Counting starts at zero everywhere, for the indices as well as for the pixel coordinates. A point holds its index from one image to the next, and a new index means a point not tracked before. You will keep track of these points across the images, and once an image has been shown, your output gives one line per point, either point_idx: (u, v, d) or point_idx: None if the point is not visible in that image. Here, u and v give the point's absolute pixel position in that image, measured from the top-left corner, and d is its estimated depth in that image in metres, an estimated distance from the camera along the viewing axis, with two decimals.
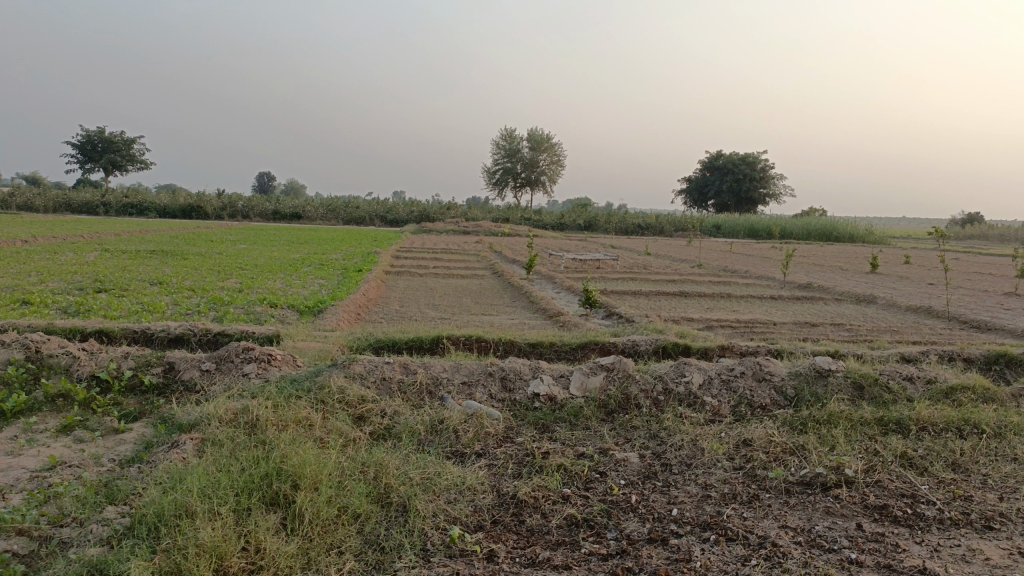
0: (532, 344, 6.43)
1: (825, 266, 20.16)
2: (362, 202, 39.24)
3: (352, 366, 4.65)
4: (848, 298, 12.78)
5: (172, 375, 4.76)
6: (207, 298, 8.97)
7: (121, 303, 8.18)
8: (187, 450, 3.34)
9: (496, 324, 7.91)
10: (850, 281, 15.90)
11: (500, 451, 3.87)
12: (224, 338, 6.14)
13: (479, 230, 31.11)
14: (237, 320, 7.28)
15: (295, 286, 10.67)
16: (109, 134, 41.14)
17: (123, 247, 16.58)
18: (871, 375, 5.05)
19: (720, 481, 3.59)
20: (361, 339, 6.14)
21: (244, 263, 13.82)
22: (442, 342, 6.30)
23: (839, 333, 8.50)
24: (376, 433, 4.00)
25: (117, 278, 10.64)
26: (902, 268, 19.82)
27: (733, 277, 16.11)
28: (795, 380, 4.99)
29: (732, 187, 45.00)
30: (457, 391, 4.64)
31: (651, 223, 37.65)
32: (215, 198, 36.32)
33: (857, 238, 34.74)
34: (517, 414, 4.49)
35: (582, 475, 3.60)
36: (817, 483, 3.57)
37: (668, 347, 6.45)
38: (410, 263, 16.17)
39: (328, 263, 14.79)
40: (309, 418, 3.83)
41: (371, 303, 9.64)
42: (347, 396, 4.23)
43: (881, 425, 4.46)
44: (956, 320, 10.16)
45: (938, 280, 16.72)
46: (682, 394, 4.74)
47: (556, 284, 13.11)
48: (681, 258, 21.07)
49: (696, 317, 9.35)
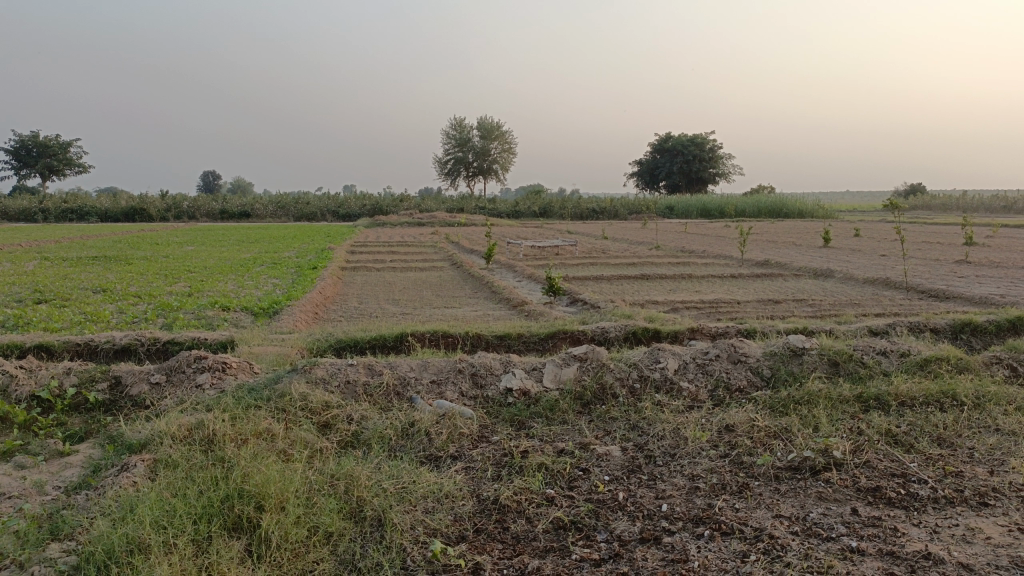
0: (500, 336, 6.24)
1: (780, 242, 20.39)
2: (313, 198, 38.48)
3: (314, 370, 4.41)
4: (806, 273, 12.89)
5: (119, 391, 4.43)
6: (155, 304, 8.56)
7: (62, 314, 7.74)
8: (139, 473, 3.08)
9: (460, 317, 7.69)
10: (806, 256, 16.08)
11: (477, 452, 3.68)
12: (174, 346, 5.81)
13: (434, 222, 30.75)
14: (188, 327, 6.92)
15: (248, 288, 10.28)
16: (44, 138, 39.58)
17: (64, 254, 15.89)
18: (845, 351, 4.99)
19: (707, 471, 3.45)
20: (321, 341, 5.87)
21: (193, 266, 13.33)
22: (406, 339, 6.07)
23: (804, 309, 8.50)
24: (344, 441, 3.78)
25: (57, 287, 10.11)
26: (853, 241, 20.16)
27: (692, 257, 16.16)
28: (770, 360, 4.90)
29: (682, 168, 45.37)
30: (426, 390, 4.43)
31: (606, 207, 37.73)
32: (160, 200, 35.21)
33: (806, 214, 35.34)
34: (490, 411, 4.31)
35: (565, 473, 3.43)
36: (805, 467, 3.46)
37: (638, 333, 6.33)
38: (366, 258, 15.83)
39: (280, 262, 14.37)
40: (271, 429, 3.58)
41: (328, 302, 9.33)
42: (310, 403, 4.00)
43: (860, 402, 4.40)
44: (914, 290, 10.29)
45: (889, 251, 17.05)
46: (659, 381, 4.62)
47: (517, 272, 12.94)
48: (638, 241, 21.07)
49: (661, 300, 9.28)
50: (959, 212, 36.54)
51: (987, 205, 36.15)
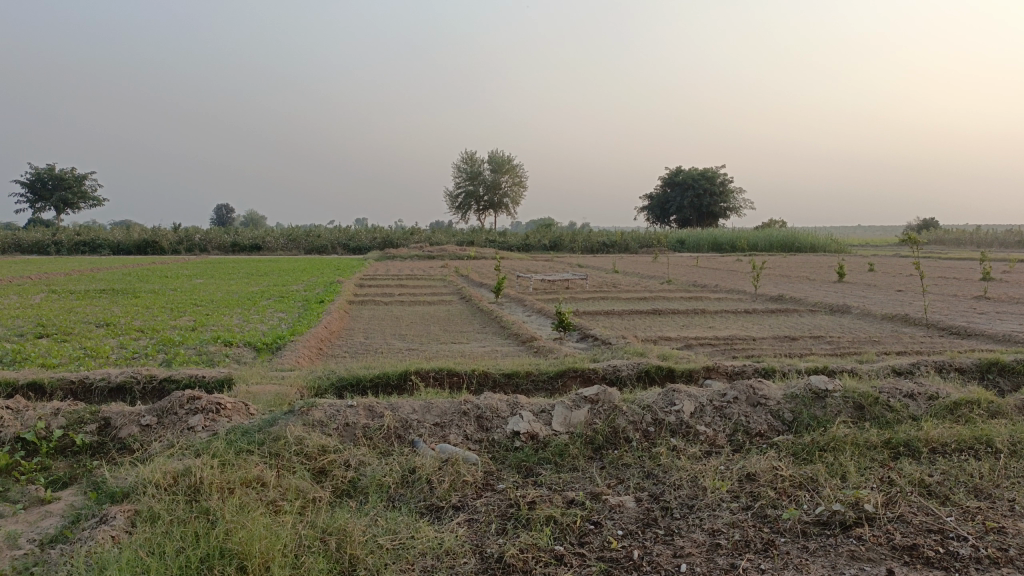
0: (508, 375, 6.01)
1: (794, 276, 20.15)
2: (323, 231, 38.60)
3: (311, 412, 4.20)
4: (822, 308, 12.62)
5: (108, 433, 4.24)
6: (157, 339, 8.40)
7: (62, 349, 7.59)
8: (118, 525, 2.87)
9: (467, 354, 7.49)
10: (820, 291, 15.82)
11: (481, 503, 3.45)
12: (171, 384, 5.63)
13: (444, 255, 30.65)
14: (188, 363, 6.74)
15: (253, 322, 10.13)
16: (59, 171, 40.03)
17: (72, 287, 15.85)
18: (871, 394, 4.74)
19: (729, 526, 3.20)
20: (322, 379, 5.67)
21: (200, 299, 13.24)
22: (410, 378, 5.87)
23: (822, 346, 8.24)
24: (340, 489, 3.56)
25: (61, 321, 9.99)
26: (867, 276, 19.89)
27: (704, 292, 15.94)
28: (791, 403, 4.65)
29: (693, 202, 45.32)
30: (429, 433, 4.21)
31: (616, 240, 37.60)
32: (172, 232, 35.38)
33: (818, 248, 35.07)
34: (496, 456, 4.07)
35: (575, 527, 3.19)
36: (835, 522, 3.21)
37: (651, 372, 6.09)
38: (374, 292, 15.68)
39: (288, 295, 14.25)
40: (261, 477, 3.38)
41: (334, 337, 9.16)
42: (305, 447, 3.78)
43: (889, 449, 4.14)
44: (934, 327, 10.01)
45: (906, 286, 16.77)
46: (675, 424, 4.37)
47: (527, 307, 12.74)
48: (649, 275, 20.88)
49: (674, 336, 9.04)
50: (974, 247, 36.20)
51: (1001, 239, 35.82)
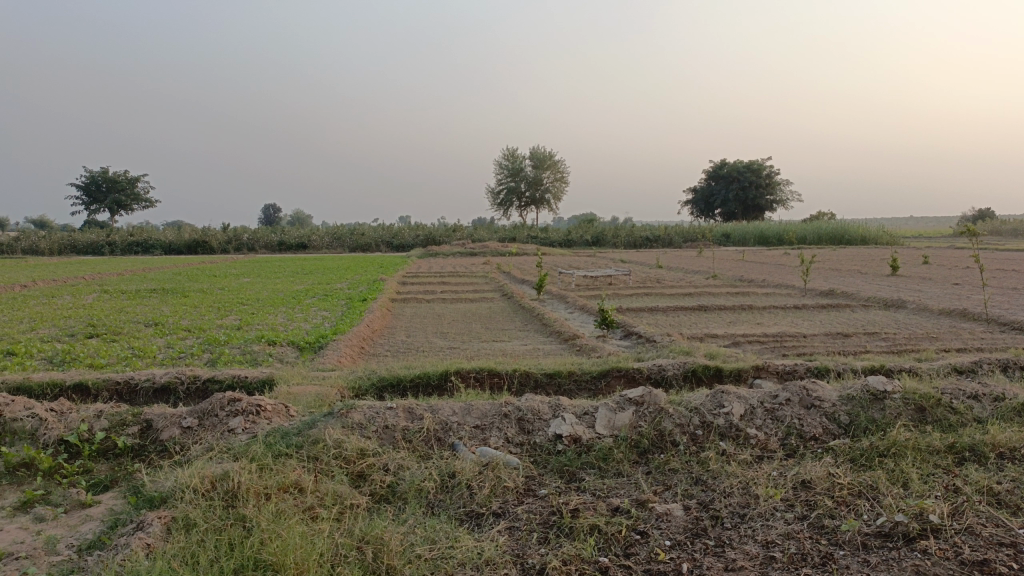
0: (550, 375, 5.90)
1: (845, 270, 19.59)
2: (367, 229, 38.94)
3: (351, 414, 4.14)
4: (875, 303, 12.20)
5: (149, 436, 4.24)
6: (203, 339, 8.49)
7: (110, 350, 7.71)
8: (154, 532, 2.84)
9: (509, 353, 7.39)
10: (873, 285, 15.33)
11: (522, 510, 3.34)
12: (215, 384, 5.67)
13: (487, 252, 30.60)
14: (231, 363, 6.78)
15: (296, 321, 10.19)
16: (113, 174, 41.14)
17: (124, 287, 16.21)
18: (932, 395, 4.49)
19: (783, 538, 3.04)
20: (362, 380, 5.63)
21: (246, 298, 13.41)
22: (451, 379, 5.79)
23: (877, 343, 7.91)
24: (378, 494, 3.49)
25: (111, 321, 10.19)
26: (923, 269, 19.19)
27: (751, 287, 15.58)
28: (847, 405, 4.43)
29: (738, 195, 44.52)
30: (469, 436, 4.11)
31: (660, 235, 37.16)
32: (221, 232, 36.07)
33: (870, 241, 34.07)
34: (538, 460, 3.97)
35: (620, 537, 3.06)
36: (897, 534, 3.02)
37: (698, 372, 5.92)
38: (417, 290, 15.67)
39: (332, 294, 14.33)
40: (299, 481, 3.33)
41: (376, 335, 9.14)
42: (344, 451, 3.72)
43: (953, 454, 3.90)
44: (996, 322, 9.58)
45: (964, 279, 16.16)
46: (723, 427, 4.21)
47: (570, 304, 12.58)
48: (694, 270, 20.49)
49: (720, 333, 8.81)
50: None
51: None
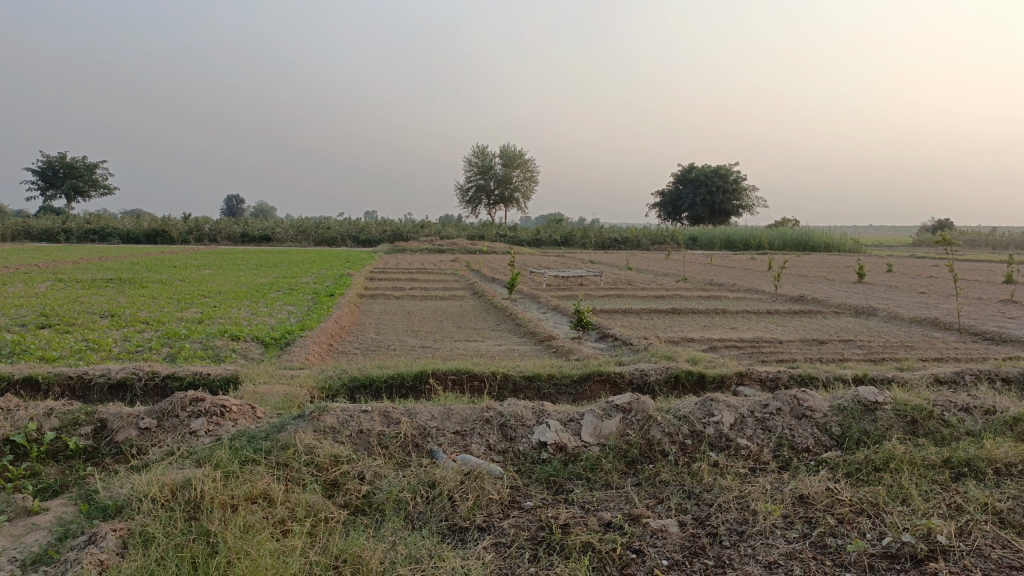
0: (529, 377, 5.69)
1: (812, 276, 19.72)
2: (333, 222, 38.37)
3: (323, 417, 3.88)
4: (846, 310, 12.22)
5: (103, 438, 3.94)
6: (162, 332, 8.11)
7: (63, 341, 7.30)
8: (108, 547, 2.57)
9: (484, 353, 7.17)
10: (841, 292, 15.42)
11: (508, 524, 3.13)
12: (174, 382, 5.35)
13: (454, 249, 30.32)
14: (193, 359, 6.44)
15: (261, 315, 9.84)
16: (70, 159, 39.94)
17: (81, 275, 15.64)
18: (924, 407, 4.38)
19: (786, 558, 2.87)
20: (333, 379, 5.36)
21: (208, 290, 12.98)
22: (427, 380, 5.55)
23: (853, 351, 7.85)
24: (353, 505, 3.24)
25: (65, 311, 9.73)
26: (887, 277, 19.40)
27: (722, 291, 15.56)
28: (839, 416, 4.31)
29: (704, 199, 44.83)
30: (449, 442, 3.89)
31: (628, 237, 37.25)
32: (182, 222, 35.24)
33: (833, 248, 34.49)
34: (522, 470, 3.76)
35: (615, 556, 2.86)
36: (904, 555, 2.86)
37: (681, 377, 5.76)
38: (384, 286, 15.30)
39: (298, 288, 13.94)
40: (269, 491, 3.08)
41: (344, 332, 8.84)
42: (316, 457, 3.47)
43: (950, 469, 3.78)
44: (966, 332, 9.62)
45: (929, 288, 16.36)
46: (713, 437, 4.06)
47: (542, 304, 12.38)
48: (663, 272, 20.43)
49: (697, 337, 8.69)
50: (990, 249, 35.63)
51: (1018, 243, 35.29)
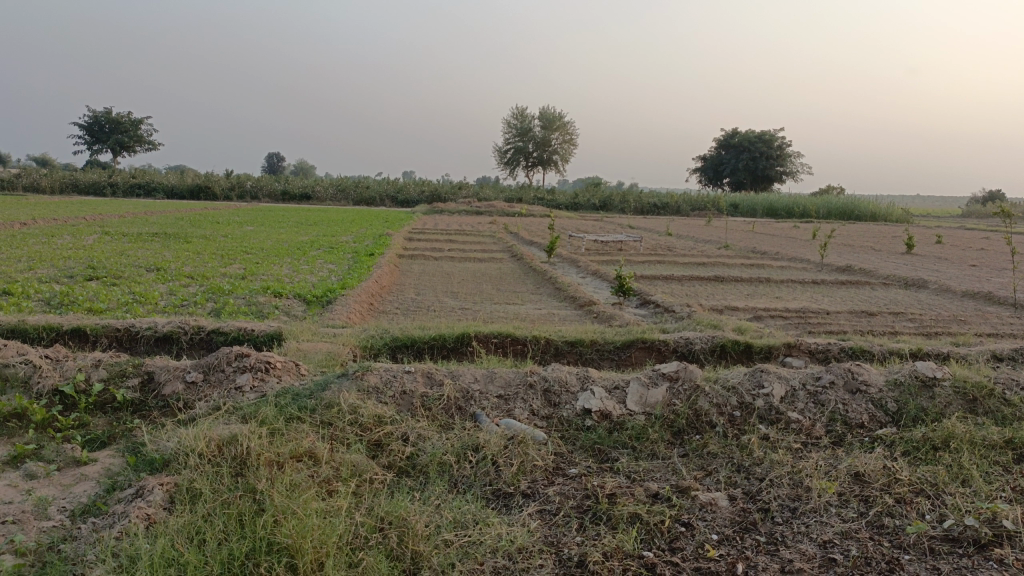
0: (571, 342, 5.62)
1: (859, 246, 19.20)
2: (372, 182, 38.44)
3: (366, 376, 3.86)
4: (895, 281, 11.88)
5: (150, 390, 3.97)
6: (206, 286, 8.18)
7: (111, 294, 7.40)
8: (155, 501, 2.58)
9: (524, 317, 7.11)
10: (890, 263, 14.98)
11: (553, 491, 3.08)
12: (219, 337, 5.38)
13: (492, 211, 30.20)
14: (236, 315, 6.48)
15: (302, 272, 9.88)
16: (116, 115, 40.46)
17: (127, 229, 15.89)
18: (985, 384, 4.20)
19: (841, 537, 2.78)
20: (375, 338, 5.35)
21: (250, 247, 13.08)
22: (469, 342, 5.53)
23: (904, 324, 7.61)
24: (397, 467, 3.21)
25: (112, 264, 9.87)
26: (938, 249, 18.79)
27: (765, 259, 15.25)
28: (894, 391, 4.16)
29: (747, 165, 43.86)
30: (493, 407, 3.84)
31: (668, 202, 36.71)
32: (225, 179, 35.60)
33: (880, 217, 33.51)
34: (566, 437, 3.70)
35: (663, 528, 2.80)
36: (967, 539, 2.75)
37: (727, 346, 5.64)
38: (423, 247, 15.28)
39: (338, 246, 14.00)
40: (314, 450, 3.07)
41: (384, 292, 8.83)
42: (360, 417, 3.45)
43: (1012, 450, 3.61)
44: (1023, 308, 9.27)
45: (981, 261, 15.83)
46: (763, 410, 3.95)
47: (582, 268, 12.22)
48: (704, 239, 20.06)
49: (741, 306, 8.51)
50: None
51: None
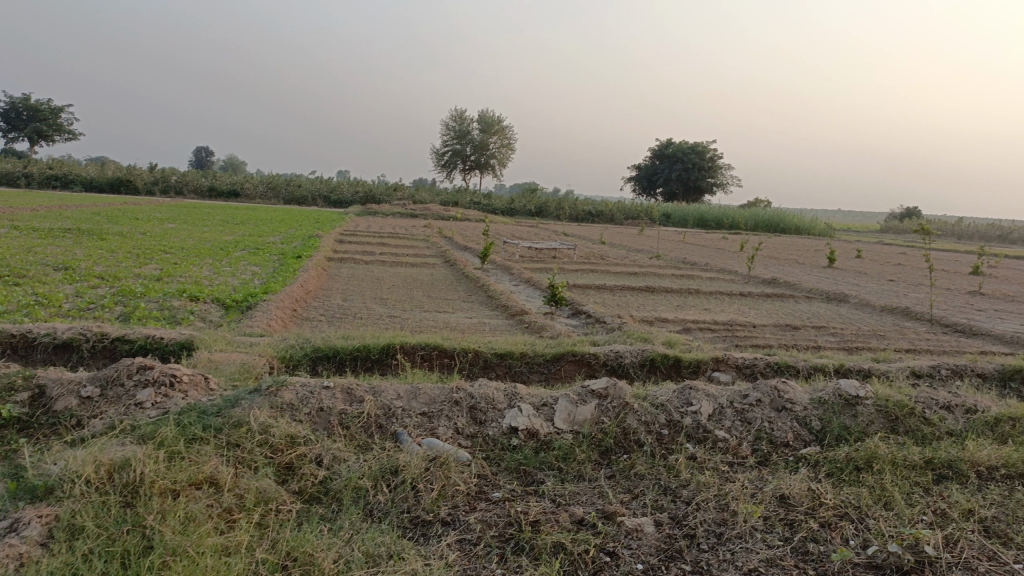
0: (500, 355, 5.48)
1: (784, 259, 19.72)
2: (305, 181, 37.60)
3: (280, 392, 3.63)
4: (818, 295, 12.19)
5: (41, 405, 3.66)
6: (117, 289, 7.72)
7: (10, 294, 6.89)
8: (30, 537, 2.32)
9: (453, 327, 6.95)
10: (813, 276, 15.41)
11: (474, 518, 2.93)
12: (124, 345, 5.04)
13: (427, 214, 29.88)
14: (148, 320, 6.12)
15: (224, 275, 9.47)
16: (34, 102, 38.45)
17: (37, 224, 15.02)
18: (905, 403, 4.25)
19: (766, 565, 2.72)
20: (295, 349, 5.11)
21: (169, 246, 12.51)
22: (394, 354, 5.33)
23: (827, 338, 7.76)
24: (307, 492, 3.01)
25: (16, 261, 9.26)
26: (858, 263, 19.47)
27: (695, 270, 15.48)
28: (819, 410, 4.16)
29: (680, 176, 44.73)
30: (415, 425, 3.67)
31: (602, 210, 37.09)
32: (148, 173, 34.22)
33: (804, 230, 34.60)
34: (491, 457, 3.56)
35: (587, 558, 2.68)
36: (890, 567, 2.72)
37: (657, 360, 5.61)
38: (354, 249, 14.93)
39: (264, 247, 13.53)
40: (216, 476, 2.86)
41: (309, 297, 8.53)
42: (271, 438, 3.23)
43: (932, 470, 3.63)
44: (937, 323, 9.60)
45: (898, 276, 16.45)
46: (691, 428, 3.89)
47: (514, 276, 12.14)
48: (637, 248, 20.27)
49: (671, 318, 8.55)
50: (956, 238, 36.12)
51: (982, 234, 35.93)
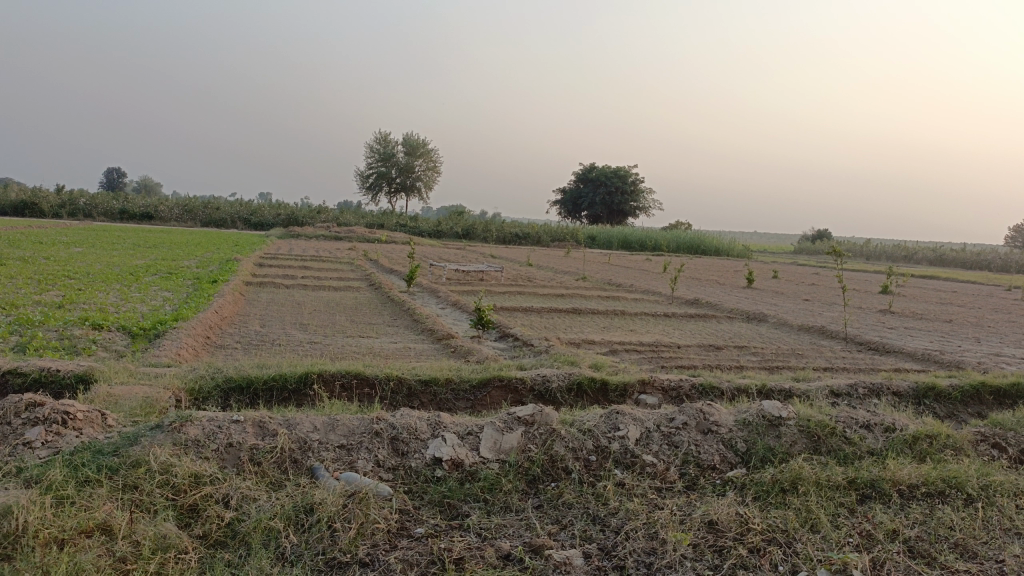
0: (425, 382, 5.32)
1: (706, 280, 20.18)
2: (224, 203, 36.52)
3: (185, 427, 3.38)
4: (738, 315, 12.47)
5: None
6: (12, 317, 7.21)
7: None
8: None
9: (377, 352, 6.75)
10: (734, 297, 15.80)
11: (395, 558, 2.76)
12: (16, 379, 4.66)
13: (352, 237, 29.40)
14: (44, 351, 5.70)
15: (132, 302, 8.99)
16: None
17: None
18: (827, 423, 4.30)
19: None
20: (205, 380, 4.84)
21: (74, 270, 11.84)
22: (312, 383, 5.10)
23: (748, 358, 7.89)
24: (212, 537, 2.78)
25: None
26: (775, 283, 20.11)
27: (620, 291, 15.65)
28: (744, 431, 4.17)
29: (604, 199, 45.51)
30: (332, 458, 3.47)
31: (529, 232, 37.30)
32: (55, 195, 32.58)
33: (723, 252, 35.65)
34: (413, 490, 3.40)
35: None
36: None
37: (583, 384, 5.56)
38: (275, 273, 14.50)
39: (178, 271, 12.98)
40: (109, 521, 2.62)
41: (225, 324, 8.17)
42: (174, 478, 2.99)
43: (855, 490, 3.67)
44: (852, 341, 9.93)
45: (812, 296, 17.04)
46: (619, 454, 3.82)
47: (441, 299, 11.98)
48: (563, 270, 20.42)
49: (597, 339, 8.56)
50: (865, 259, 37.87)
51: (888, 254, 37.78)
